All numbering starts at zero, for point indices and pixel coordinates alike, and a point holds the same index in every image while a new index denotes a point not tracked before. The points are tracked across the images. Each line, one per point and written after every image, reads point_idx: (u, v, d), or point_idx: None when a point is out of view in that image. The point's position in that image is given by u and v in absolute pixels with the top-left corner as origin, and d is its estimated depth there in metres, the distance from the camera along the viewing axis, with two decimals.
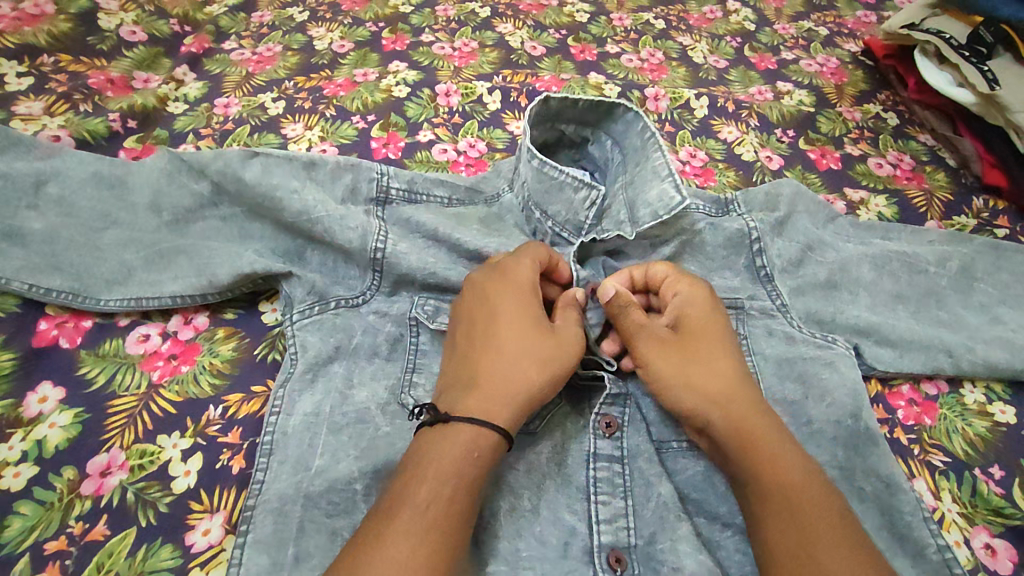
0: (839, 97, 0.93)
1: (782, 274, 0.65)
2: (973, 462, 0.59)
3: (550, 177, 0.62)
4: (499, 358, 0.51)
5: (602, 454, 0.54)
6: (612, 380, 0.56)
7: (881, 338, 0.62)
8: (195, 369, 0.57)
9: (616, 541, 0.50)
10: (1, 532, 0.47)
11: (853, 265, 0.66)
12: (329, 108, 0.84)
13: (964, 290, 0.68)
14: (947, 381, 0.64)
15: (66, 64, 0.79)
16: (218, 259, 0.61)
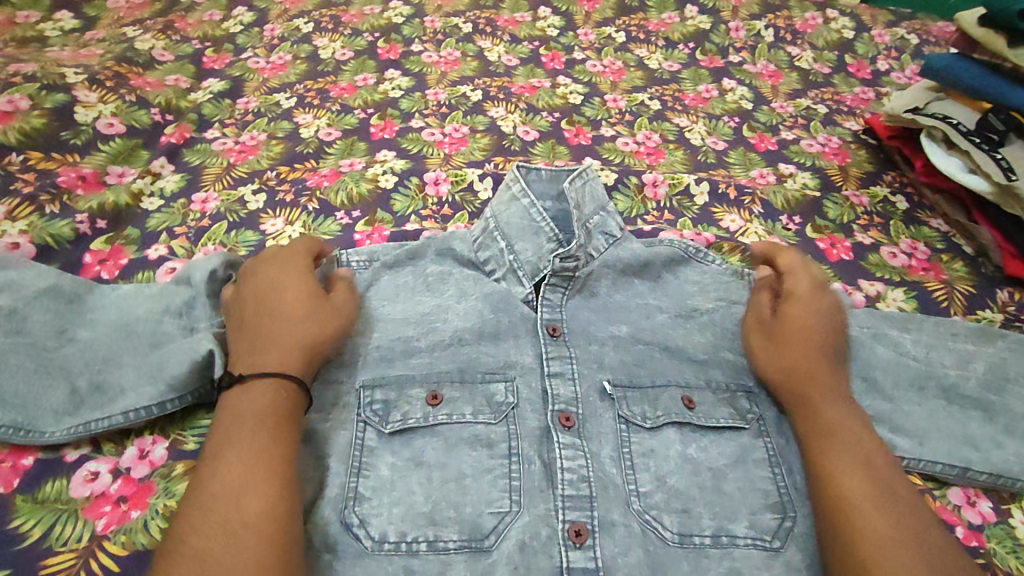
0: (844, 179, 0.89)
1: None
2: None
3: (530, 217, 0.67)
4: (285, 325, 0.56)
5: (576, 568, 0.49)
6: (569, 487, 0.52)
7: (896, 426, 0.59)
8: (146, 515, 0.51)
9: None
10: None
11: (864, 346, 0.62)
12: (312, 202, 0.80)
13: (997, 388, 0.62)
14: (994, 509, 0.58)
15: (35, 162, 0.76)
16: (173, 359, 0.56)
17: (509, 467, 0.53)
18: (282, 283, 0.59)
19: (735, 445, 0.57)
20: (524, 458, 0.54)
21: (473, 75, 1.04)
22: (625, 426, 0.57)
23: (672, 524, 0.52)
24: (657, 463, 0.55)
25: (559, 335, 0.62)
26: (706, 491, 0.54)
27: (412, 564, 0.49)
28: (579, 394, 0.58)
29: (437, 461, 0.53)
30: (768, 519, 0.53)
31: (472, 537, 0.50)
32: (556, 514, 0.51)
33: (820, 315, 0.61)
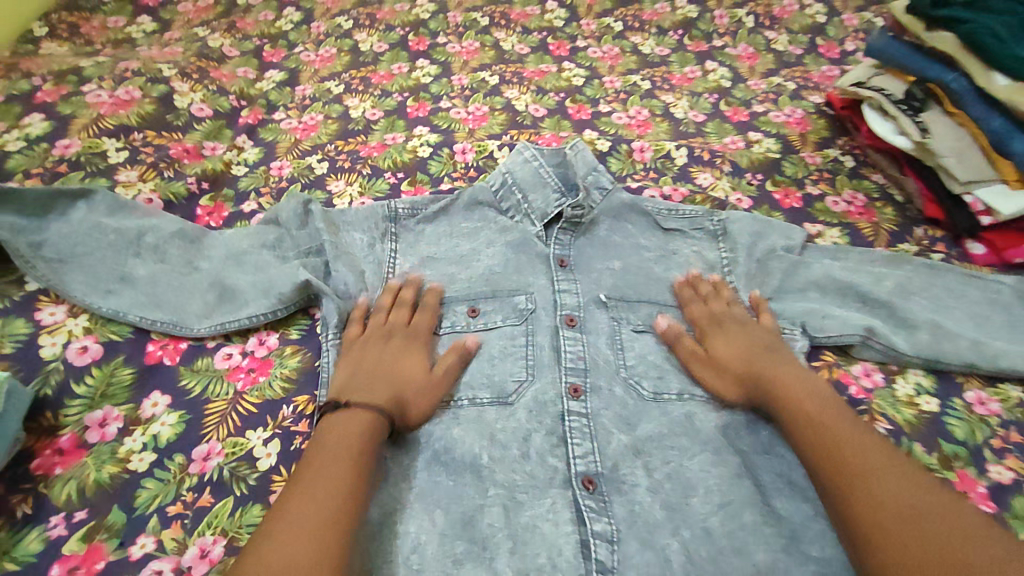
0: (802, 144, 1.07)
1: (743, 286, 0.84)
2: (910, 434, 0.70)
3: (540, 175, 0.90)
4: (390, 384, 0.67)
5: (573, 410, 0.70)
6: (570, 361, 0.74)
7: (823, 315, 0.77)
8: (270, 378, 0.72)
9: (588, 470, 0.66)
10: (136, 499, 0.61)
11: (803, 267, 0.83)
12: (365, 167, 0.99)
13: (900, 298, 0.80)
14: (884, 377, 0.75)
15: (152, 138, 0.95)
16: (281, 280, 0.76)
17: (527, 352, 0.76)
18: (389, 352, 0.71)
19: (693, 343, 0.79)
20: (539, 345, 0.76)
21: (491, 62, 1.23)
22: (616, 326, 0.79)
23: (648, 387, 0.74)
24: (638, 350, 0.78)
25: (566, 265, 0.85)
26: (671, 368, 0.76)
27: (459, 410, 0.71)
28: (581, 302, 0.81)
29: (475, 349, 0.76)
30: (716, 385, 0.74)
31: (500, 394, 0.72)
32: (561, 380, 0.73)
33: (740, 348, 0.73)
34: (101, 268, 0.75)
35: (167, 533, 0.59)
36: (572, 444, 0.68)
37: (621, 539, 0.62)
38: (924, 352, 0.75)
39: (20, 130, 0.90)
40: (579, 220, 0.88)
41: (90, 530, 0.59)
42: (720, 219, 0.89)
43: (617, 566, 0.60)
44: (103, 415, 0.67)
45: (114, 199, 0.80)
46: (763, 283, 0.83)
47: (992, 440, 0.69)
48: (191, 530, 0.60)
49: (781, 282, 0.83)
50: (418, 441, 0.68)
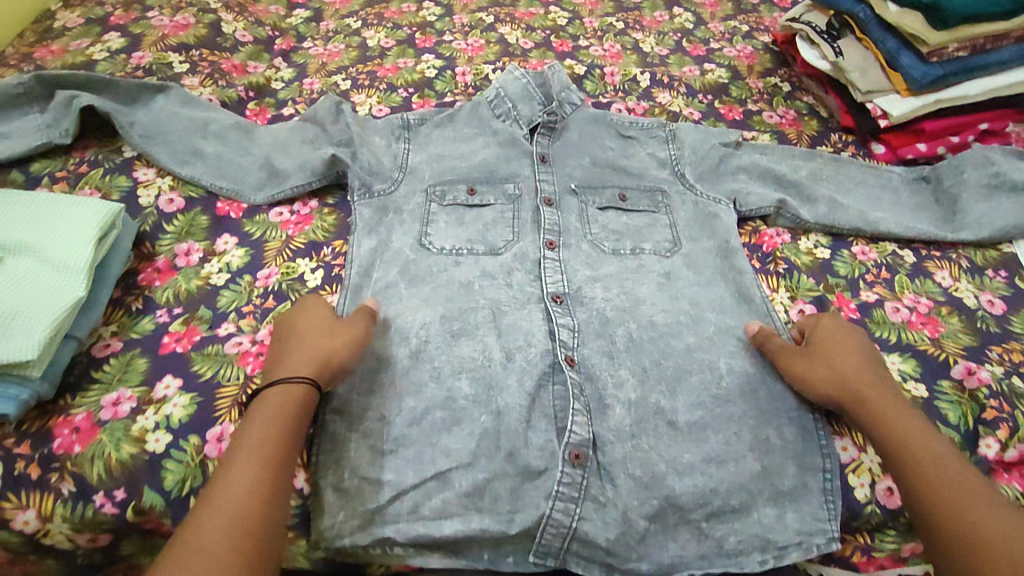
0: (749, 72, 1.27)
1: (690, 174, 1.01)
2: (807, 270, 0.89)
3: (527, 90, 1.08)
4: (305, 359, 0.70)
5: (549, 258, 0.91)
6: (548, 224, 0.94)
7: (748, 193, 0.97)
8: (313, 227, 0.92)
9: (558, 292, 0.87)
10: (221, 301, 0.82)
11: (734, 158, 1.02)
12: (382, 84, 1.19)
13: (814, 182, 0.99)
14: (791, 235, 0.95)
15: (206, 56, 1.15)
16: (315, 159, 0.95)
17: (513, 219, 0.96)
18: (300, 340, 0.73)
19: (646, 216, 0.97)
20: (523, 218, 0.96)
21: (488, 5, 1.42)
22: (585, 205, 0.99)
23: (608, 246, 0.94)
24: (602, 221, 0.97)
25: (546, 160, 1.03)
26: (629, 230, 0.96)
27: (461, 257, 0.90)
28: (556, 189, 1.00)
29: (473, 217, 0.96)
30: (661, 241, 0.94)
31: (492, 248, 0.92)
32: (540, 238, 0.93)
33: (837, 350, 0.75)
34: (178, 144, 0.95)
35: (243, 322, 0.79)
36: (546, 277, 0.89)
37: (581, 329, 0.84)
38: (822, 219, 0.94)
39: (103, 44, 1.12)
40: (553, 126, 1.07)
41: (187, 318, 0.79)
42: (670, 129, 1.07)
43: (576, 346, 0.82)
44: (187, 248, 0.87)
45: (184, 95, 1.00)
46: (704, 170, 1.01)
47: (866, 276, 0.88)
48: (261, 320, 0.79)
49: (718, 170, 1.01)
50: (428, 275, 0.88)
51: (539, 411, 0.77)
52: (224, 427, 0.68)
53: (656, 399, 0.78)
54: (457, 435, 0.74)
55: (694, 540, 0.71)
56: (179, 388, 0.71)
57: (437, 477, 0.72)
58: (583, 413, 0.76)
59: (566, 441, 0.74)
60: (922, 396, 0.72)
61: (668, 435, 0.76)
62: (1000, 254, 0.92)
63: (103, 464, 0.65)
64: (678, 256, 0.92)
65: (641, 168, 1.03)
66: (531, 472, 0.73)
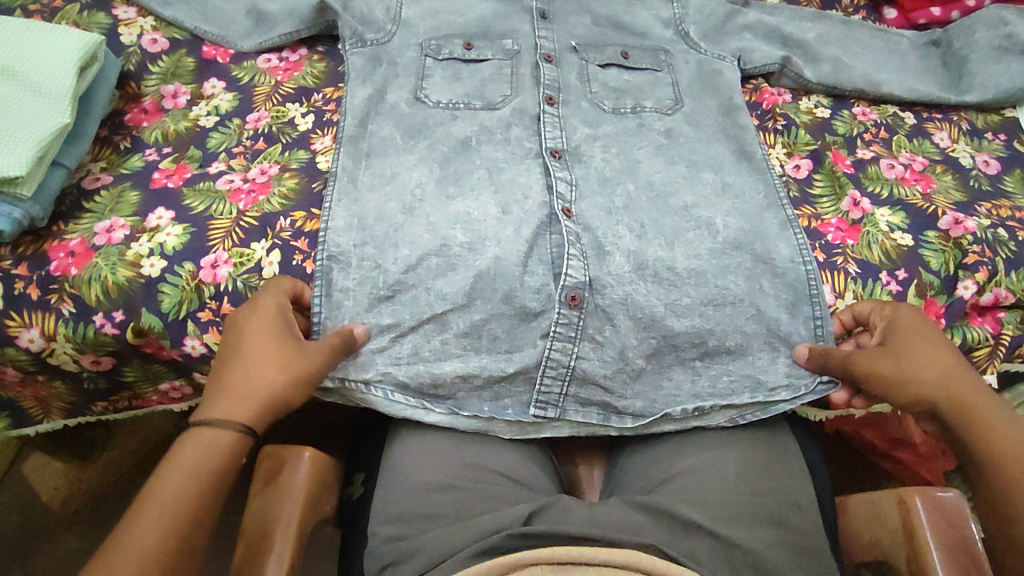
0: None
1: (698, 36, 0.96)
2: (807, 126, 0.87)
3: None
4: (250, 387, 0.56)
5: (548, 113, 0.83)
6: (546, 76, 0.87)
7: (755, 52, 0.92)
8: (303, 74, 0.89)
9: (557, 146, 0.80)
10: (212, 141, 0.80)
11: (741, 16, 0.97)
12: None
13: (823, 43, 0.95)
14: (793, 95, 0.93)
15: None
16: (303, 4, 0.90)
17: (509, 72, 0.89)
18: (240, 344, 0.59)
19: (651, 75, 0.92)
20: (521, 74, 0.89)
21: None
22: (586, 63, 0.92)
23: (610, 104, 0.87)
24: (604, 78, 0.90)
25: (547, 17, 0.96)
26: (631, 87, 0.90)
27: (457, 113, 0.84)
28: (557, 46, 0.92)
29: (468, 74, 0.89)
30: (667, 100, 0.88)
31: (490, 104, 0.85)
32: (540, 93, 0.86)
33: (928, 344, 0.62)
34: None
35: (234, 162, 0.78)
36: (545, 131, 0.81)
37: (580, 184, 0.77)
38: (826, 79, 0.91)
39: None
40: None
41: (177, 157, 0.78)
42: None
43: (576, 199, 0.76)
44: (174, 90, 0.85)
45: None
46: (711, 27, 0.97)
47: (864, 134, 0.86)
48: (252, 160, 0.78)
49: (724, 27, 0.97)
50: (420, 129, 0.82)
51: (536, 257, 0.71)
52: (218, 255, 0.68)
53: (654, 251, 0.72)
54: (451, 280, 0.69)
55: (686, 379, 0.70)
56: (172, 219, 0.70)
57: (434, 319, 0.68)
58: (580, 258, 0.71)
59: (563, 284, 0.69)
60: (908, 244, 0.73)
61: (668, 281, 0.71)
62: (1002, 119, 0.91)
63: (100, 286, 0.66)
64: (680, 114, 0.86)
65: (646, 26, 0.98)
66: (528, 312, 0.69)
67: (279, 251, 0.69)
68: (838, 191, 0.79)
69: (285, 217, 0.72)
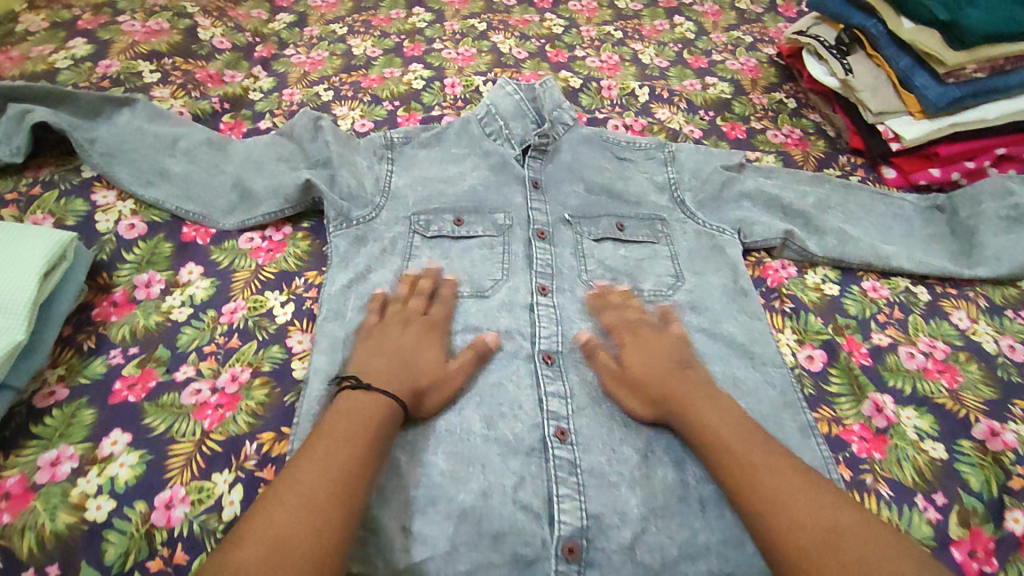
0: (753, 87, 1.21)
1: (693, 199, 0.95)
2: (815, 308, 0.82)
3: (519, 106, 1.03)
4: (404, 370, 0.66)
5: (541, 304, 0.80)
6: (541, 263, 0.85)
7: (754, 222, 0.89)
8: (285, 255, 0.86)
9: (549, 349, 0.75)
10: (179, 339, 0.75)
11: (737, 182, 0.96)
12: (366, 96, 1.13)
13: (821, 210, 0.93)
14: (796, 267, 0.88)
15: (179, 64, 1.10)
16: (287, 182, 0.88)
17: (500, 253, 0.86)
18: (405, 338, 0.70)
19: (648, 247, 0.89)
20: (513, 252, 0.87)
21: (481, 12, 1.37)
22: (581, 238, 0.90)
23: (607, 286, 0.84)
24: (600, 254, 0.88)
25: (539, 187, 0.97)
26: (630, 264, 0.87)
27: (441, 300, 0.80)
28: (550, 219, 0.91)
29: (458, 254, 0.86)
30: (665, 280, 0.84)
31: (477, 290, 0.81)
32: (532, 279, 0.83)
33: (662, 347, 0.71)
34: (142, 164, 0.88)
35: (204, 364, 0.72)
36: (539, 329, 0.77)
37: (574, 394, 0.71)
38: (830, 251, 0.87)
39: (66, 52, 1.05)
40: (546, 148, 1.01)
41: (142, 360, 0.73)
42: (669, 150, 1.02)
43: (570, 414, 0.69)
44: (148, 278, 0.81)
45: (152, 109, 0.94)
46: (707, 192, 0.95)
47: (879, 316, 0.81)
48: (223, 363, 0.73)
49: (720, 192, 0.95)
50: None
51: (531, 488, 0.64)
52: (174, 491, 0.61)
53: (664, 475, 0.66)
54: (432, 519, 0.62)
55: None
56: (127, 445, 0.64)
57: (411, 568, 0.59)
58: (574, 497, 0.63)
59: (558, 532, 0.61)
60: (941, 457, 0.66)
61: (680, 512, 0.64)
62: (1020, 293, 0.86)
63: (34, 537, 0.58)
64: (682, 294, 0.82)
65: (639, 194, 0.97)
66: (519, 560, 0.60)
67: (241, 487, 0.62)
68: (857, 392, 0.72)
69: (251, 441, 0.66)
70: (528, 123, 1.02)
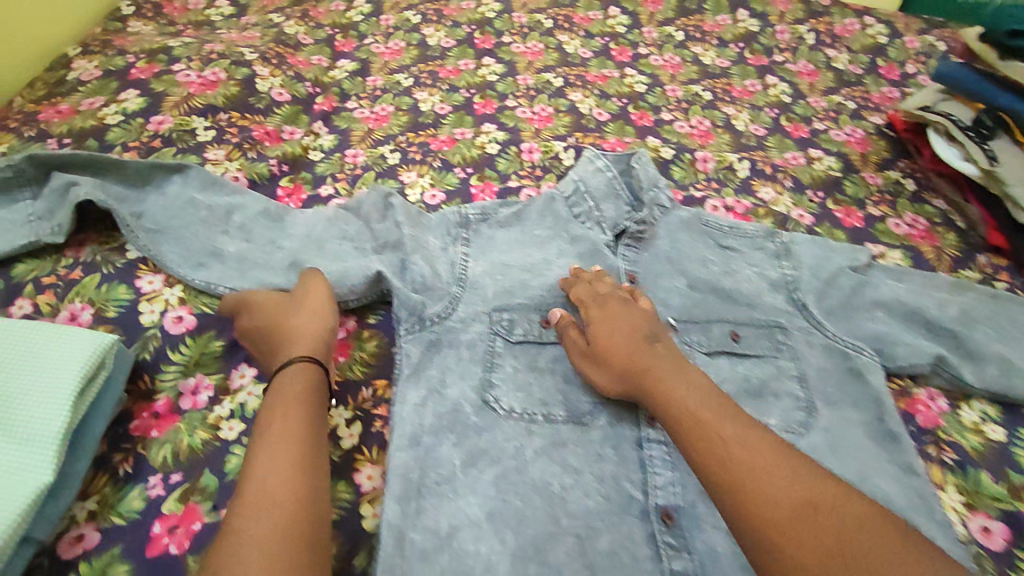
0: (863, 163, 1.09)
1: (815, 302, 0.83)
2: (981, 461, 0.72)
3: (612, 186, 0.92)
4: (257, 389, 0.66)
5: (653, 438, 0.67)
6: None
7: (896, 343, 0.78)
8: (350, 360, 0.75)
9: (668, 503, 0.64)
10: (226, 465, 0.65)
11: (869, 287, 0.83)
12: (436, 160, 1.03)
13: (970, 327, 0.79)
14: (948, 403, 0.77)
15: (236, 119, 1.01)
16: (355, 273, 0.78)
17: None
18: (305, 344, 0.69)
19: (770, 366, 0.77)
20: None
21: (556, 65, 1.27)
22: (687, 348, 0.79)
23: None
24: (715, 373, 0.77)
25: (636, 280, 0.86)
26: (751, 390, 0.75)
27: (533, 427, 0.69)
28: None
29: (548, 366, 0.75)
30: (796, 415, 0.73)
31: (574, 414, 0.70)
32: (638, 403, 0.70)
33: (626, 327, 0.68)
34: (194, 242, 0.78)
35: None
36: (654, 476, 0.65)
37: (704, 568, 0.61)
38: (989, 384, 0.76)
39: (118, 105, 0.97)
40: (642, 235, 0.89)
41: (184, 492, 0.63)
42: (781, 241, 0.90)
43: None
44: (195, 383, 0.71)
45: (207, 175, 0.84)
46: (835, 298, 0.83)
47: None
48: None
49: (850, 298, 0.82)
50: (489, 454, 0.67)
51: None
52: None
53: None
54: None
55: None
56: None
57: None
58: None
59: None
60: None
61: None
62: None
63: None
64: (818, 432, 0.72)
65: (752, 293, 0.84)
66: None
67: None
68: None
69: None
70: (620, 204, 0.91)
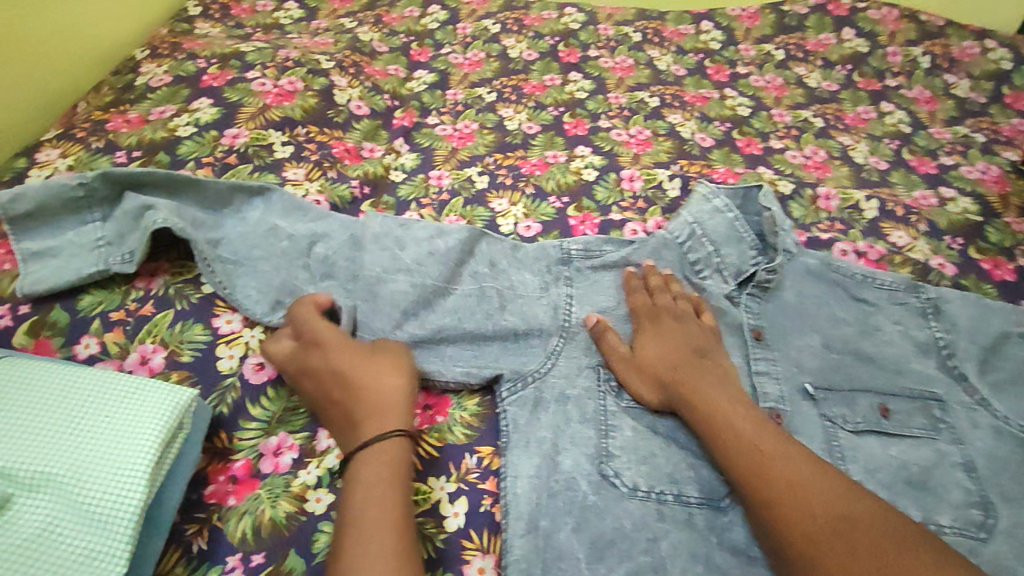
0: (1003, 206, 0.97)
1: (978, 373, 0.73)
2: None
3: (734, 228, 0.81)
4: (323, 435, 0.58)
5: None
6: None
7: None
8: (449, 420, 0.67)
9: None
10: (314, 544, 0.56)
11: None
12: (528, 186, 0.93)
13: None
14: None
15: (314, 134, 0.92)
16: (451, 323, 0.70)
17: None
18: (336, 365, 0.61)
19: (933, 450, 0.67)
20: None
21: (649, 83, 1.17)
22: (831, 424, 0.69)
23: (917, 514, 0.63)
24: (870, 456, 0.67)
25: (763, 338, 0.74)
26: (914, 480, 0.65)
27: (663, 509, 0.59)
28: (789, 391, 0.70)
29: (674, 437, 0.64)
30: (973, 514, 0.63)
31: (711, 496, 0.61)
32: None
33: (682, 343, 0.67)
34: (274, 277, 0.69)
35: None
36: None
37: None
38: None
39: (190, 115, 0.89)
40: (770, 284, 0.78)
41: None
42: (928, 297, 0.78)
43: None
44: (278, 442, 0.62)
45: (291, 200, 0.75)
46: (1001, 371, 0.73)
47: None
48: None
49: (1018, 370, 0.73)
50: (617, 547, 0.57)
51: None
52: None
53: None
54: None
55: None
56: None
57: None
58: None
59: None
60: None
61: None
62: None
63: None
64: (1003, 535, 0.62)
65: (900, 358, 0.74)
66: None
67: None
68: None
69: None
70: (746, 248, 0.80)
